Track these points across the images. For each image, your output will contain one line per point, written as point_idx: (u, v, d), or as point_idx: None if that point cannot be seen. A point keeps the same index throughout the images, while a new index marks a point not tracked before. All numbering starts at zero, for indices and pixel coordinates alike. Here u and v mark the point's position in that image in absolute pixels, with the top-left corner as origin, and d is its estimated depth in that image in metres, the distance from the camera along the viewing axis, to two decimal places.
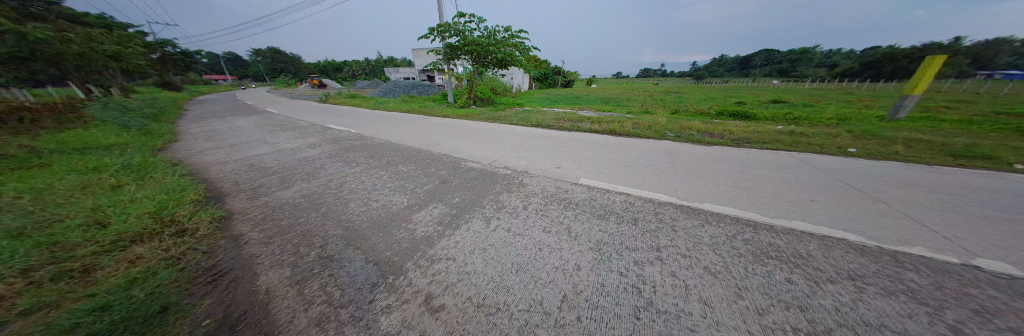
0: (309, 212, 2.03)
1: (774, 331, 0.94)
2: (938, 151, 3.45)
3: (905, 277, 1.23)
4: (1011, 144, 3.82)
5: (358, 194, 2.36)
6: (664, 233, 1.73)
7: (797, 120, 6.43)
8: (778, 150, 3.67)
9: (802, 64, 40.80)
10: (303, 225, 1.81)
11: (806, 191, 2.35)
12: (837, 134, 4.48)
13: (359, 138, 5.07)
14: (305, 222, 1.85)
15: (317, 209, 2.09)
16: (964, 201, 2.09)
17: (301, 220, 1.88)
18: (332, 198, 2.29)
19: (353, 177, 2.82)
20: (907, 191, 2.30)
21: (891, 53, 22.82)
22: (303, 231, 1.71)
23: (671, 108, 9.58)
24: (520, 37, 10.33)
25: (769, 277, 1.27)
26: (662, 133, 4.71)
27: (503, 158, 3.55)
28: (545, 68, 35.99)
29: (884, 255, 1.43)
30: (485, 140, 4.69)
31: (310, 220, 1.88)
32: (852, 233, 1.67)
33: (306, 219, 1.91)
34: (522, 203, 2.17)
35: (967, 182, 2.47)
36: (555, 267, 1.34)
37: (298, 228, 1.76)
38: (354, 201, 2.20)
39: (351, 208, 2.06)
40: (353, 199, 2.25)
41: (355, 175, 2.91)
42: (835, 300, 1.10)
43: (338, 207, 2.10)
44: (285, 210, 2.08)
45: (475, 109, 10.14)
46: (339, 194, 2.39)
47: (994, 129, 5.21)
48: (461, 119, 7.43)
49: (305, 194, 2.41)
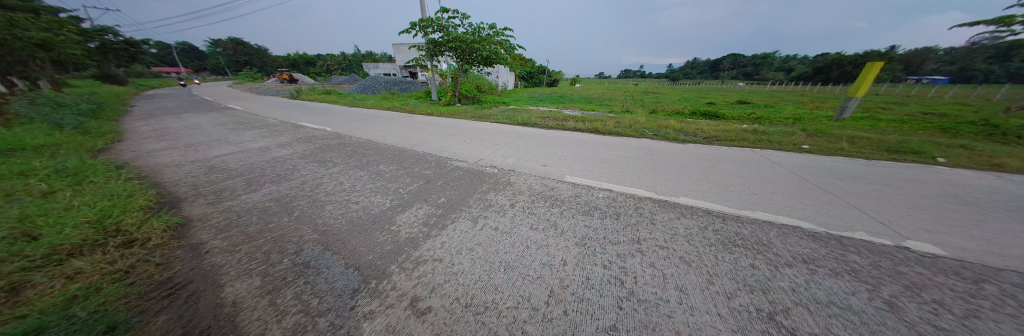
0: (280, 216, 1.89)
1: (740, 314, 1.03)
2: (876, 147, 3.91)
3: (849, 259, 1.39)
4: (931, 140, 4.41)
5: (336, 196, 2.24)
6: (643, 226, 1.81)
7: (760, 119, 7.01)
8: (744, 147, 3.97)
9: (766, 68, 44.34)
10: (275, 230, 1.69)
11: (767, 184, 2.57)
12: (794, 132, 4.93)
13: (337, 136, 4.82)
14: (276, 227, 1.73)
15: (290, 212, 1.96)
16: (897, 191, 2.39)
17: (272, 226, 1.75)
18: (308, 200, 2.16)
19: (332, 178, 2.68)
20: (852, 183, 2.59)
21: (836, 60, 25.56)
22: (276, 236, 1.61)
23: (650, 108, 10.04)
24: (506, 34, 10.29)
25: (737, 263, 1.39)
26: (641, 131, 4.94)
27: (490, 156, 3.54)
28: (531, 67, 36.21)
29: (832, 240, 1.60)
30: (471, 138, 4.64)
31: (282, 225, 1.76)
32: (808, 221, 1.85)
33: (278, 224, 1.78)
34: (510, 201, 2.17)
35: (897, 174, 2.83)
36: (542, 264, 1.36)
37: (269, 233, 1.65)
38: (332, 203, 2.09)
39: (329, 211, 1.96)
40: (330, 201, 2.14)
41: (334, 175, 2.77)
42: (791, 281, 1.23)
43: (314, 210, 1.98)
44: (253, 215, 1.92)
45: (460, 107, 9.95)
46: (315, 196, 2.26)
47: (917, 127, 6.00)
48: (446, 117, 7.29)
49: (275, 197, 2.24)
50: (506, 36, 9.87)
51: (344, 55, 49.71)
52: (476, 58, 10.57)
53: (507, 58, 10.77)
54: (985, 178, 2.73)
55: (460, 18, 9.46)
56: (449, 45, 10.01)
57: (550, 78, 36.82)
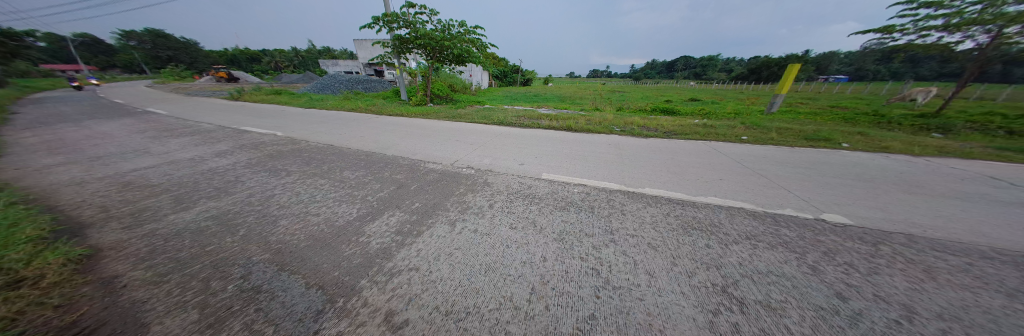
0: (222, 236, 1.64)
1: (699, 291, 1.16)
2: (797, 136, 4.63)
3: (781, 233, 1.64)
4: (834, 129, 5.36)
5: (293, 208, 2.01)
6: (615, 217, 1.93)
7: (708, 114, 7.90)
8: (697, 139, 4.44)
9: (713, 69, 49.99)
10: (215, 253, 1.46)
11: (717, 172, 2.90)
12: (736, 125, 5.64)
13: (293, 141, 4.33)
14: (217, 250, 1.49)
15: (235, 231, 1.71)
16: (812, 172, 2.87)
17: (212, 248, 1.51)
18: (258, 216, 1.90)
19: (288, 189, 2.40)
20: (780, 167, 3.05)
21: (766, 62, 29.79)
22: (218, 260, 1.39)
23: (617, 105, 10.71)
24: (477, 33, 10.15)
25: (695, 244, 1.54)
26: (610, 128, 5.24)
27: (465, 157, 3.47)
28: (505, 66, 36.32)
29: (768, 217, 1.86)
30: (446, 139, 4.50)
31: (226, 247, 1.53)
32: (749, 203, 2.13)
33: (219, 245, 1.54)
34: (488, 202, 2.15)
35: (812, 158, 3.40)
36: (523, 262, 1.37)
37: (207, 257, 1.42)
38: (289, 217, 1.88)
39: (285, 226, 1.76)
40: (286, 214, 1.92)
41: (290, 185, 2.48)
42: (738, 257, 1.40)
43: (266, 226, 1.75)
44: (187, 237, 1.64)
45: (433, 107, 9.59)
46: (267, 210, 2.01)
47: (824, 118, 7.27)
48: (418, 118, 6.98)
49: (215, 214, 1.93)
50: (477, 34, 9.73)
51: (298, 52, 44.81)
52: (448, 56, 10.26)
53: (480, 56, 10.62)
54: (871, 159, 3.40)
55: (428, 14, 9.08)
56: (417, 42, 9.56)
57: (524, 78, 37.38)
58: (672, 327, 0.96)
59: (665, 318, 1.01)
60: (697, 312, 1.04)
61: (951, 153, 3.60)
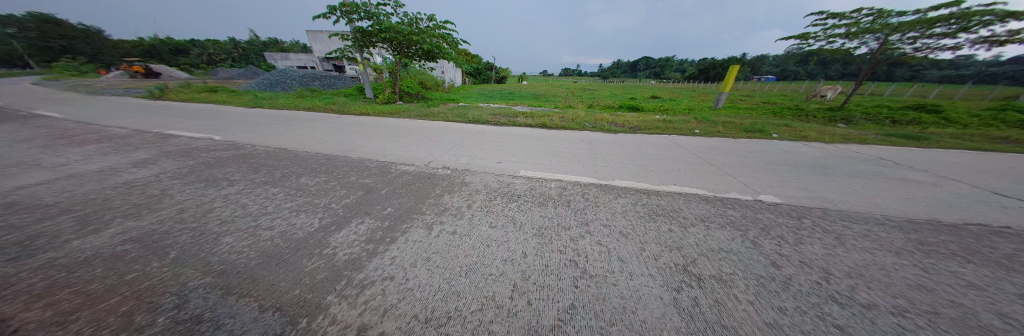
0: (148, 262, 1.28)
1: (666, 272, 1.27)
2: (738, 128, 5.33)
3: (729, 215, 1.87)
4: (765, 121, 6.26)
5: (240, 223, 1.73)
6: (590, 209, 2.02)
7: (667, 110, 8.71)
8: (659, 134, 4.85)
9: (671, 69, 55.03)
10: (140, 281, 1.13)
11: (677, 163, 3.20)
12: (690, 120, 6.29)
13: (235, 146, 3.75)
14: (142, 277, 1.16)
15: (165, 255, 1.35)
16: (751, 160, 3.32)
17: (135, 276, 1.16)
18: (193, 235, 1.57)
19: (231, 201, 2.07)
20: (726, 157, 3.48)
21: (712, 63, 33.65)
22: (144, 290, 1.07)
23: (588, 103, 11.22)
24: (447, 28, 9.81)
25: (661, 229, 1.69)
26: (583, 125, 5.47)
27: (440, 157, 3.35)
28: (479, 63, 35.74)
29: (719, 201, 2.12)
30: (419, 139, 4.29)
31: (153, 273, 1.19)
32: (704, 189, 2.40)
33: (144, 272, 1.19)
34: (466, 202, 2.11)
35: (751, 148, 3.94)
36: (504, 259, 1.38)
37: (129, 288, 1.08)
38: (235, 234, 1.60)
39: (233, 244, 1.48)
40: (233, 231, 1.63)
41: (235, 197, 2.14)
42: (695, 238, 1.58)
43: (207, 247, 1.45)
44: (96, 265, 1.24)
45: (404, 105, 9.06)
46: (207, 228, 1.68)
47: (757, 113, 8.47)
48: (387, 117, 6.54)
49: (136, 237, 1.51)
50: (448, 29, 9.41)
51: (237, 43, 38.82)
52: (417, 51, 9.76)
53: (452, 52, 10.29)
54: (793, 147, 4.06)
55: (392, 6, 8.51)
56: (382, 35, 8.91)
57: (498, 76, 37.28)
58: (643, 308, 1.05)
59: (637, 300, 1.09)
60: (663, 291, 1.15)
61: (848, 140, 4.46)
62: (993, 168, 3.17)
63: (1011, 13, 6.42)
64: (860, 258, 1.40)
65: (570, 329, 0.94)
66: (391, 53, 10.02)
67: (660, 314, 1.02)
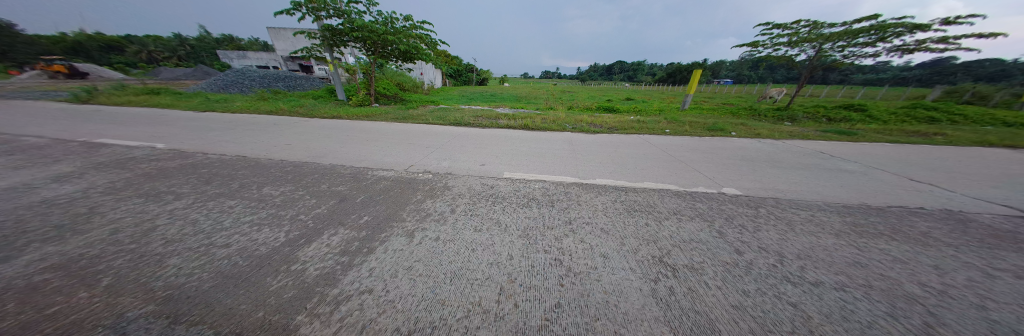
0: (75, 291, 1.02)
1: (646, 265, 1.34)
2: (702, 127, 5.82)
3: (698, 208, 2.02)
4: (724, 121, 6.92)
5: (189, 241, 1.48)
6: (572, 208, 2.08)
7: (640, 111, 9.25)
8: (633, 133, 5.15)
9: (643, 73, 58.65)
10: (64, 315, 0.90)
11: (651, 161, 3.41)
12: (660, 120, 6.75)
13: (183, 155, 3.31)
14: (68, 309, 0.93)
15: (96, 282, 1.09)
16: (715, 156, 3.63)
17: (57, 309, 0.93)
18: (134, 256, 1.31)
19: (178, 217, 1.78)
20: (693, 153, 3.77)
21: (678, 68, 36.47)
22: (68, 326, 0.86)
23: (567, 104, 11.55)
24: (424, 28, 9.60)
25: (638, 224, 1.78)
26: (563, 126, 5.64)
27: (421, 161, 3.25)
28: (460, 65, 35.36)
29: (688, 195, 2.28)
30: (398, 143, 4.12)
31: (81, 305, 0.96)
32: (675, 184, 2.57)
33: (70, 304, 0.96)
34: (449, 207, 2.05)
35: (714, 145, 4.31)
36: (490, 263, 1.36)
37: (47, 325, 0.86)
38: (185, 254, 1.35)
39: (182, 266, 1.24)
40: (181, 251, 1.38)
41: (182, 212, 1.86)
42: (670, 231, 1.68)
43: (149, 270, 1.19)
44: (2, 302, 0.96)
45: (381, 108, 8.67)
46: (148, 249, 1.40)
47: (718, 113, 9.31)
48: (362, 120, 6.20)
49: (61, 263, 1.22)
50: (426, 30, 9.24)
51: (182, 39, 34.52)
52: (393, 52, 9.42)
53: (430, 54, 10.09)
54: (748, 143, 4.51)
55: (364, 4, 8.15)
56: (354, 35, 8.49)
57: (479, 77, 37.12)
58: (625, 300, 1.09)
59: (618, 293, 1.14)
60: (642, 283, 1.21)
61: (792, 137, 5.05)
62: (901, 157, 3.77)
63: (914, 25, 7.66)
64: (806, 240, 1.59)
65: (557, 328, 0.95)
66: (365, 53, 9.59)
67: (640, 305, 1.07)
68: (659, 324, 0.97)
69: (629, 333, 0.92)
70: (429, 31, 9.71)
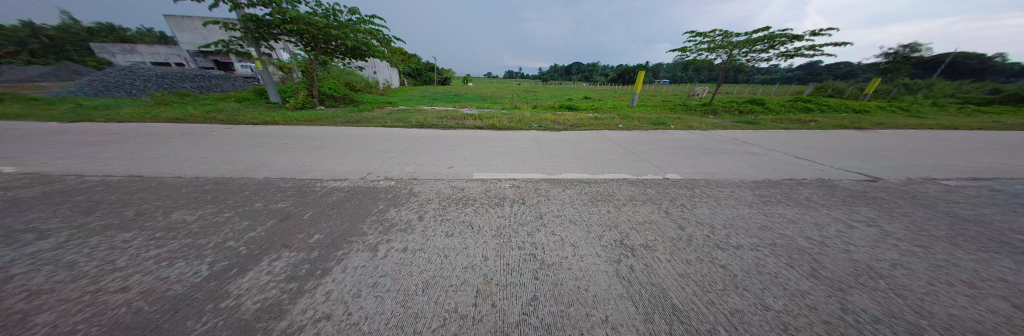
0: None
1: (612, 249, 1.46)
2: (648, 122, 6.59)
3: (650, 193, 2.30)
4: (665, 115, 7.96)
5: (65, 290, 1.07)
6: (542, 203, 2.16)
7: (596, 108, 10.06)
8: (593, 130, 5.57)
9: (599, 73, 63.65)
10: None
11: (609, 154, 3.73)
12: (614, 117, 7.44)
13: (36, 180, 2.45)
14: None
15: None
16: (660, 147, 4.15)
17: None
18: None
19: (45, 261, 1.27)
20: (644, 145, 4.24)
21: (627, 69, 40.63)
22: None
23: (532, 104, 11.87)
24: (373, 23, 8.83)
25: (602, 213, 1.93)
26: (529, 124, 5.79)
27: (381, 167, 3.00)
28: (420, 65, 33.62)
29: (642, 182, 2.57)
30: (351, 150, 3.71)
31: None
32: (629, 174, 2.87)
33: None
34: (416, 214, 1.93)
35: (659, 137, 4.93)
36: (465, 267, 1.33)
37: None
38: (59, 307, 0.97)
39: (59, 323, 0.90)
40: (53, 304, 0.99)
41: (51, 253, 1.34)
42: (628, 216, 1.86)
43: None
44: None
45: (329, 111, 7.70)
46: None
47: (660, 108, 10.66)
48: (305, 125, 5.42)
49: None
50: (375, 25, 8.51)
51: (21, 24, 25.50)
52: (339, 48, 8.45)
53: (383, 51, 9.33)
54: (684, 134, 5.28)
55: None
56: (286, 27, 7.32)
57: (441, 77, 35.76)
58: (595, 284, 1.18)
59: (587, 278, 1.23)
60: (608, 266, 1.31)
61: (716, 127, 6.07)
62: (787, 140, 4.84)
63: (793, 35, 9.80)
64: (730, 212, 1.94)
65: (535, 320, 0.98)
66: (304, 48, 8.39)
67: (607, 286, 1.17)
68: (624, 301, 1.07)
69: (599, 314, 1.00)
70: (379, 26, 8.98)
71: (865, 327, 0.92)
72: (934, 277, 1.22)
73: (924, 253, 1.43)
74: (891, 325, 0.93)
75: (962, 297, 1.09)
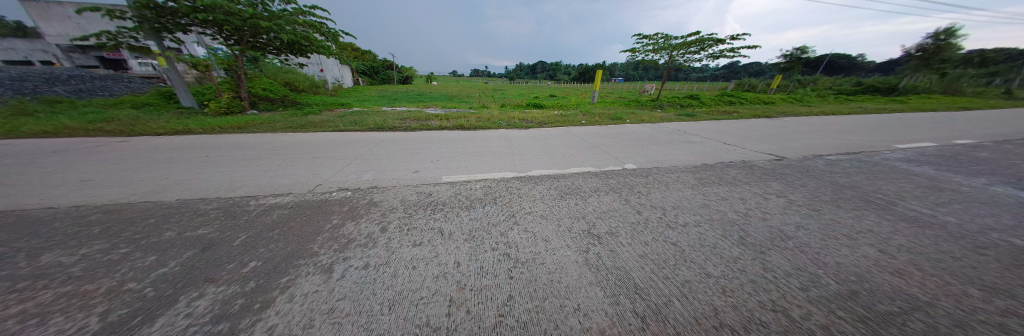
0: None
1: (581, 240, 1.52)
2: (609, 118, 7.10)
3: (612, 183, 2.47)
4: (624, 111, 8.67)
5: None
6: (513, 201, 2.17)
7: (562, 106, 10.50)
8: (559, 126, 5.79)
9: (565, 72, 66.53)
10: None
11: (575, 149, 3.92)
12: (578, 113, 7.85)
13: None
14: None
15: None
16: (620, 140, 4.49)
17: None
18: None
19: None
20: (605, 139, 4.55)
21: (589, 68, 43.24)
22: None
23: (500, 102, 11.90)
24: (315, 15, 7.94)
25: (570, 206, 2.02)
26: (498, 123, 5.79)
27: (335, 177, 2.71)
28: (379, 65, 31.33)
29: (605, 174, 2.75)
30: (296, 159, 3.29)
31: None
32: (593, 167, 3.05)
33: None
34: (378, 226, 1.78)
35: (618, 131, 5.35)
36: (436, 276, 1.27)
37: None
38: None
39: None
40: None
41: None
42: (595, 207, 1.97)
43: None
44: None
45: (268, 115, 6.69)
46: None
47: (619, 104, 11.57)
48: (232, 133, 4.61)
49: None
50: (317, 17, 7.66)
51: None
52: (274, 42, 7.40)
53: (331, 46, 8.45)
54: (639, 127, 5.80)
55: None
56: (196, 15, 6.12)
57: (404, 76, 33.68)
58: (567, 275, 1.22)
59: (560, 270, 1.26)
60: (577, 255, 1.38)
61: (663, 120, 6.81)
62: (720, 129, 5.65)
63: (718, 39, 11.46)
64: (679, 194, 2.18)
65: (510, 320, 0.97)
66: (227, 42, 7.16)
67: (578, 275, 1.22)
68: (594, 288, 1.13)
69: (572, 303, 1.04)
70: (323, 19, 8.11)
71: (782, 282, 1.12)
72: (825, 234, 1.55)
73: (818, 215, 1.80)
74: (799, 277, 1.15)
75: (843, 247, 1.40)
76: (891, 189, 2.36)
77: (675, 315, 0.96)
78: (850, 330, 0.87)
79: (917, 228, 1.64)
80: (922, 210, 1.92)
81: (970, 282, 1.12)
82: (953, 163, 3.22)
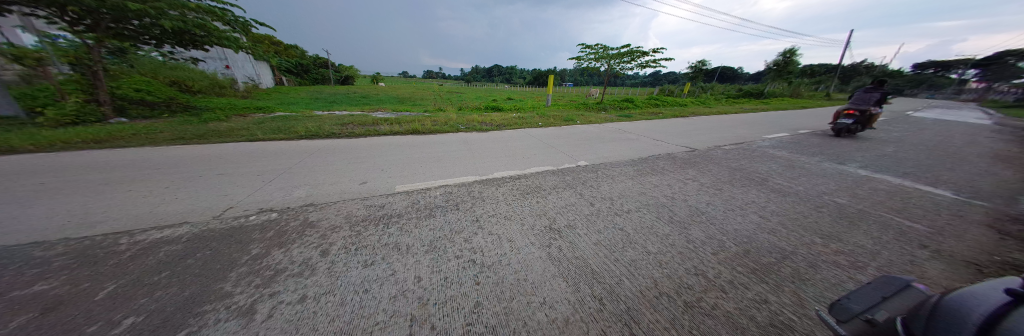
0: None
1: (543, 237, 1.59)
2: (562, 119, 7.62)
3: (568, 180, 2.65)
4: (575, 113, 9.46)
5: None
6: (475, 206, 2.12)
7: (519, 108, 10.85)
8: (517, 129, 5.96)
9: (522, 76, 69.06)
10: None
11: (534, 150, 4.07)
12: (534, 116, 8.22)
13: None
14: None
15: None
16: (574, 140, 4.86)
17: None
18: None
19: None
20: (561, 140, 4.86)
21: (543, 73, 45.81)
22: None
23: (457, 105, 11.57)
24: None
25: (532, 205, 2.08)
26: (456, 127, 5.63)
27: (252, 198, 2.22)
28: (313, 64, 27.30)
29: (563, 171, 2.93)
30: (192, 178, 2.58)
31: None
32: (551, 166, 3.22)
33: None
34: (317, 250, 1.53)
35: (572, 132, 5.79)
36: (394, 296, 1.15)
37: None
38: None
39: None
40: None
41: None
42: (555, 203, 2.09)
43: None
44: None
45: (144, 124, 5.11)
46: None
47: (570, 107, 12.57)
48: (81, 149, 3.35)
49: None
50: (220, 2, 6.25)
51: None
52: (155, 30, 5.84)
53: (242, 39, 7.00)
54: (588, 128, 6.40)
55: None
56: None
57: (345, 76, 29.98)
58: (533, 272, 1.26)
59: (526, 268, 1.29)
60: (540, 251, 1.43)
61: (608, 121, 7.66)
62: (652, 127, 6.65)
63: (644, 52, 13.53)
64: (624, 185, 2.47)
65: (480, 326, 0.95)
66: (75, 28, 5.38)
67: (541, 270, 1.27)
68: (558, 279, 1.19)
69: (538, 297, 1.08)
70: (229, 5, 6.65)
71: (701, 250, 1.37)
72: (726, 207, 1.96)
73: (722, 193, 2.27)
74: (710, 244, 1.44)
75: (740, 217, 1.79)
76: (766, 169, 3.14)
77: (627, 292, 1.08)
78: (748, 280, 1.13)
79: (781, 197, 2.22)
80: (784, 183, 2.61)
81: (811, 234, 1.57)
82: (798, 147, 4.47)
